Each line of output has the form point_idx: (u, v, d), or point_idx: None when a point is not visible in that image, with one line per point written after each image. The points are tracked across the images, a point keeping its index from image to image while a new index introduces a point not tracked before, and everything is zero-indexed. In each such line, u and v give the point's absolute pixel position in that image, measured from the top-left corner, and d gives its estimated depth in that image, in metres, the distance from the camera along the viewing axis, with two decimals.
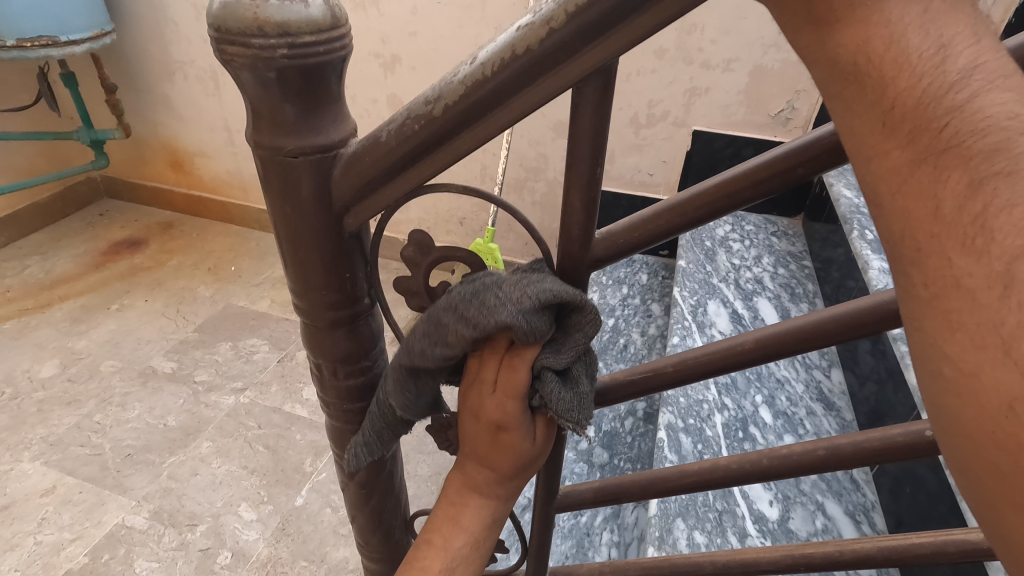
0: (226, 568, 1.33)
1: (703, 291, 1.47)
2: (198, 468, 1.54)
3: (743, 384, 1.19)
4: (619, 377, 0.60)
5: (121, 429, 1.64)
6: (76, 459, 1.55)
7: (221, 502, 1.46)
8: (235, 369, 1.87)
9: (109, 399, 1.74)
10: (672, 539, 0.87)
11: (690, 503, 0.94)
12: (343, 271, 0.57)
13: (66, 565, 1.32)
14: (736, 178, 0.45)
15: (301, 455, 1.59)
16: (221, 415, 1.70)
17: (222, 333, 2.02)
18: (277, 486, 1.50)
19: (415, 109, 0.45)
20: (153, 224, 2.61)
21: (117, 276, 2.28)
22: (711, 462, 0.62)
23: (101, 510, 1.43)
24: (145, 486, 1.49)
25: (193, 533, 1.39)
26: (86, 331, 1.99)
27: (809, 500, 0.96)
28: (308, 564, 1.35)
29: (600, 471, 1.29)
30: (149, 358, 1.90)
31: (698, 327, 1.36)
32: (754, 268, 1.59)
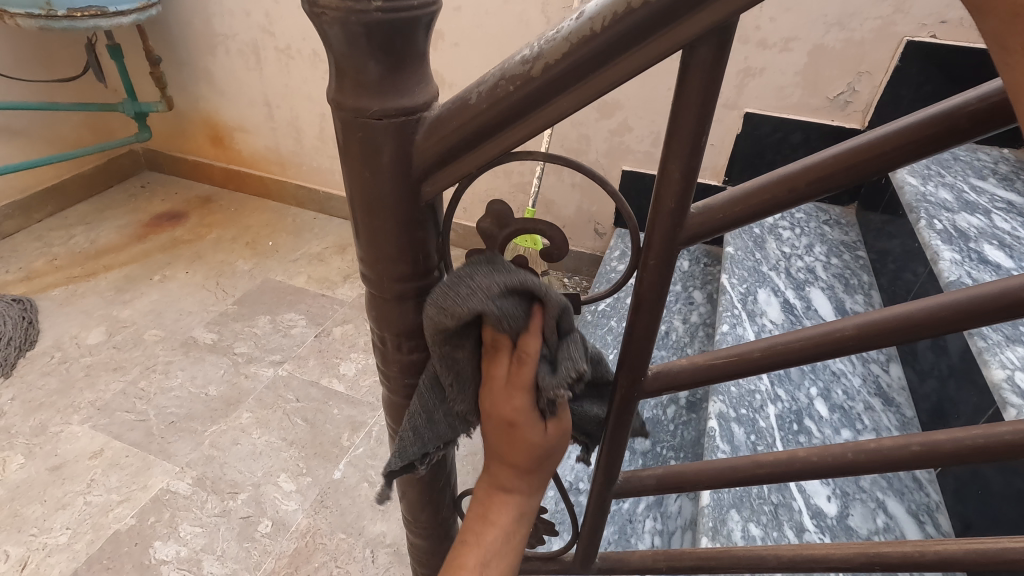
0: (266, 536, 1.35)
1: (753, 279, 1.43)
2: (239, 438, 1.56)
3: (797, 376, 1.15)
4: (698, 362, 0.56)
5: (165, 397, 1.68)
6: (122, 424, 1.59)
7: (261, 472, 1.48)
8: (274, 343, 1.89)
9: (153, 367, 1.77)
10: (727, 530, 0.85)
11: (744, 496, 0.91)
12: (417, 242, 0.56)
13: (114, 525, 1.35)
14: (855, 150, 0.40)
15: (338, 430, 1.60)
16: (260, 386, 1.73)
17: (261, 307, 2.04)
18: (316, 459, 1.52)
19: (510, 69, 0.43)
20: (193, 198, 2.65)
21: (159, 248, 2.32)
22: (788, 454, 0.59)
23: (147, 474, 1.46)
24: (188, 453, 1.52)
25: (234, 500, 1.41)
26: (130, 300, 2.03)
27: (869, 497, 0.93)
28: (346, 536, 1.35)
29: (642, 459, 1.26)
30: (190, 328, 1.93)
31: (748, 316, 1.32)
32: (805, 257, 1.53)
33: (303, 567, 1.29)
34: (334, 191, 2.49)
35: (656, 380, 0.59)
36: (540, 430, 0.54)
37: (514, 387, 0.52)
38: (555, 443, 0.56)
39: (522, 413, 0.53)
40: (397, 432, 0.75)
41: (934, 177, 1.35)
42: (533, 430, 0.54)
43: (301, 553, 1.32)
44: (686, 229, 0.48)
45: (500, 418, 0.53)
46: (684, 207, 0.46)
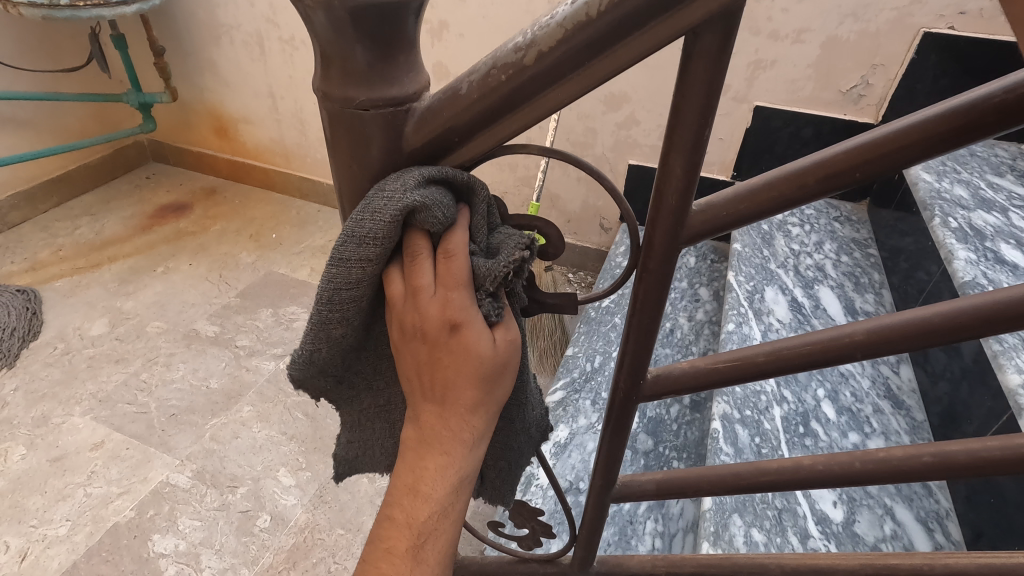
0: (265, 531, 1.34)
1: (760, 276, 1.40)
2: (239, 432, 1.56)
3: (804, 376, 1.12)
4: (699, 366, 0.54)
5: (166, 389, 1.67)
6: (124, 416, 1.59)
7: (261, 465, 1.48)
8: (276, 336, 1.88)
9: (155, 359, 1.77)
10: (728, 535, 0.83)
11: (747, 500, 0.89)
12: None
13: (113, 518, 1.35)
14: (869, 145, 0.38)
15: (339, 424, 1.59)
16: (261, 379, 1.72)
17: (263, 299, 2.03)
18: (316, 454, 1.51)
19: (503, 58, 0.41)
20: (198, 189, 2.64)
21: (163, 239, 2.31)
22: (792, 461, 0.57)
23: (147, 467, 1.46)
24: (188, 446, 1.52)
25: (234, 494, 1.41)
26: (133, 292, 2.03)
27: (876, 503, 0.90)
28: (345, 532, 1.35)
29: (644, 459, 1.24)
30: (193, 321, 1.92)
31: (755, 314, 1.29)
32: (815, 254, 1.50)
33: (301, 563, 1.28)
34: None
35: (657, 384, 0.57)
36: (485, 339, 0.50)
37: (450, 287, 0.48)
38: (501, 357, 0.51)
39: (468, 309, 0.49)
40: None
41: (950, 173, 1.31)
42: (476, 336, 0.49)
43: (300, 548, 1.31)
44: (689, 228, 0.45)
45: (436, 323, 0.48)
46: (686, 206, 0.44)
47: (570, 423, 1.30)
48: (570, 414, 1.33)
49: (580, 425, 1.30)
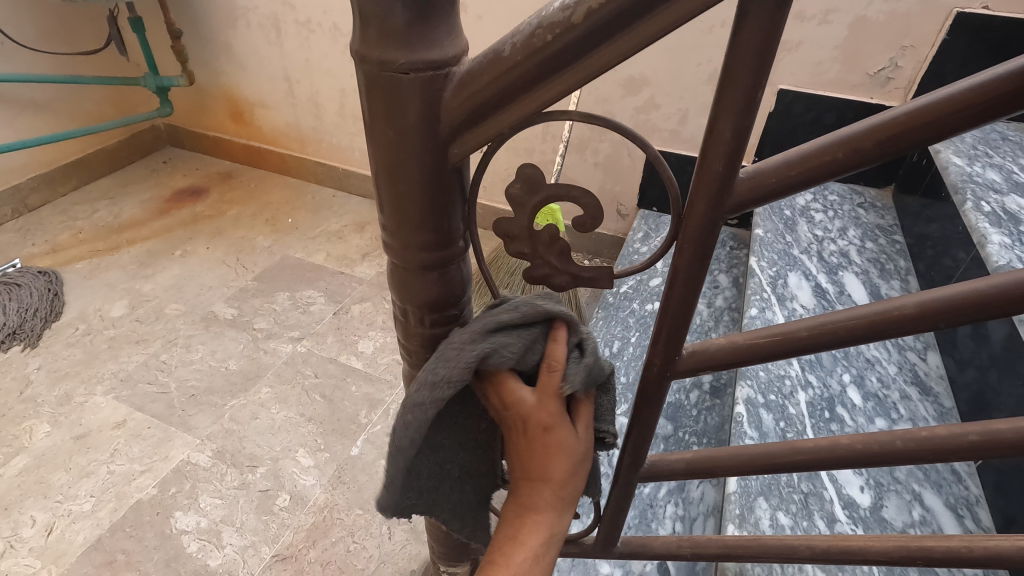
0: (285, 510, 1.35)
1: (783, 262, 1.38)
2: (258, 413, 1.57)
3: (829, 362, 1.11)
4: (737, 342, 0.53)
5: (186, 369, 1.69)
6: (144, 396, 1.61)
7: (279, 446, 1.49)
8: (293, 319, 1.89)
9: (175, 340, 1.79)
10: (754, 518, 0.82)
11: (773, 483, 0.88)
12: (442, 208, 0.53)
13: (136, 494, 1.37)
14: (929, 107, 0.37)
15: (356, 407, 1.60)
16: (279, 361, 1.73)
17: (280, 283, 2.04)
18: (334, 435, 1.52)
19: (549, 17, 0.40)
20: (214, 174, 2.65)
21: (181, 223, 2.33)
22: (830, 441, 0.56)
23: (168, 445, 1.48)
24: (208, 426, 1.53)
25: (253, 474, 1.42)
26: (152, 275, 2.05)
27: (904, 489, 0.89)
28: (363, 512, 1.35)
29: (664, 444, 1.23)
30: (211, 303, 1.94)
31: (778, 300, 1.27)
32: (839, 240, 1.47)
33: (320, 542, 1.29)
34: (353, 169, 2.48)
35: (692, 359, 0.56)
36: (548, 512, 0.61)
37: (544, 394, 0.57)
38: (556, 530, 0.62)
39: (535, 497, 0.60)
40: None
41: (981, 157, 1.28)
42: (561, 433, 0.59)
43: (319, 528, 1.32)
44: (734, 197, 0.44)
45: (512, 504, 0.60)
46: (733, 173, 0.43)
47: None
48: None
49: None
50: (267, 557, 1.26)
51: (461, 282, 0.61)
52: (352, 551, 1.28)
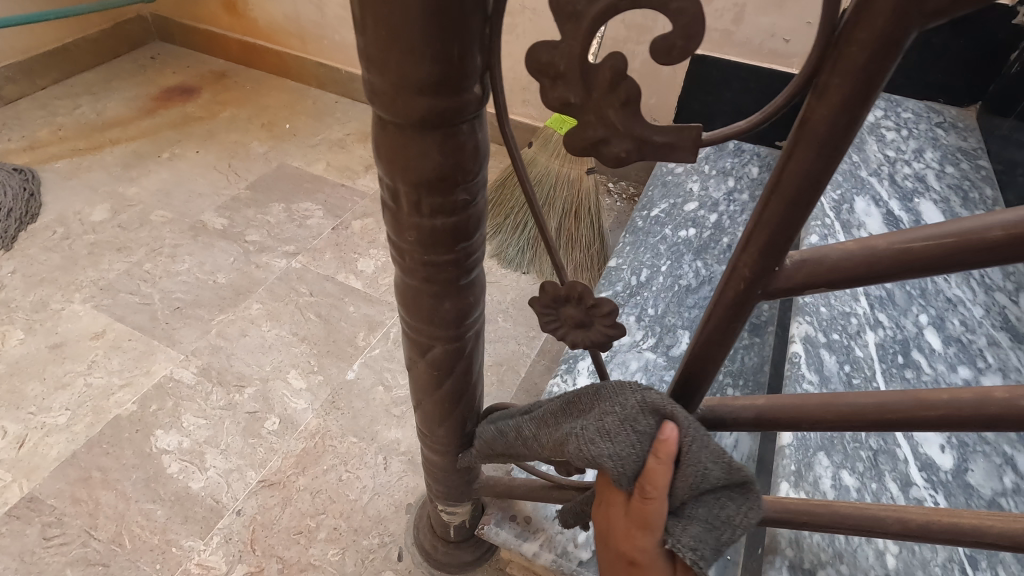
0: (274, 434, 1.25)
1: (849, 184, 1.17)
2: (247, 330, 1.45)
3: (903, 300, 0.94)
4: (876, 249, 0.36)
5: (172, 281, 1.56)
6: (126, 306, 1.48)
7: (270, 366, 1.37)
8: (288, 233, 1.73)
9: (160, 249, 1.64)
10: (814, 477, 0.69)
11: (836, 436, 0.74)
12: (452, 27, 0.36)
13: (115, 410, 1.26)
14: None
15: (353, 328, 1.47)
16: (272, 277, 1.59)
17: (275, 193, 1.86)
18: (329, 357, 1.40)
19: None
20: (206, 73, 2.42)
21: (169, 123, 2.12)
22: (975, 394, 0.41)
23: (150, 360, 1.37)
24: (194, 341, 1.41)
25: (241, 394, 1.31)
26: (137, 178, 1.88)
27: (993, 451, 0.74)
28: (358, 440, 1.25)
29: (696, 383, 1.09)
30: (200, 211, 1.78)
31: (843, 228, 1.08)
32: (914, 163, 1.26)
33: (311, 469, 1.19)
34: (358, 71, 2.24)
35: (803, 272, 0.39)
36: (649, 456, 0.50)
37: None
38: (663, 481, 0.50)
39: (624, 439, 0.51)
40: (412, 329, 0.59)
41: None
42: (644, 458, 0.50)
43: (310, 454, 1.22)
44: None
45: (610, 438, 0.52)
46: None
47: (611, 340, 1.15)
48: None
49: (622, 342, 1.15)
50: (254, 482, 1.17)
51: (475, 156, 0.44)
52: (345, 481, 1.18)
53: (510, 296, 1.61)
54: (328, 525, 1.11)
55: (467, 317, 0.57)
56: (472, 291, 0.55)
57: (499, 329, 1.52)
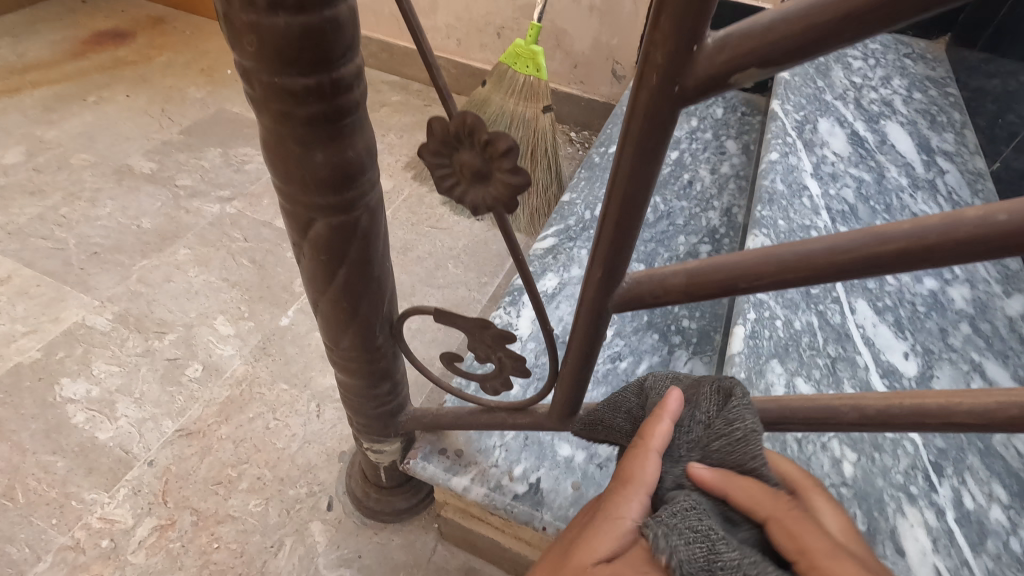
0: (195, 381, 1.14)
1: (813, 107, 1.10)
2: (172, 275, 1.32)
3: (867, 214, 0.87)
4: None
5: (90, 226, 1.42)
6: (36, 252, 1.34)
7: (195, 312, 1.26)
8: (223, 178, 1.60)
9: (78, 193, 1.50)
10: (765, 384, 0.62)
11: (791, 344, 0.67)
12: None
13: (15, 358, 1.14)
14: None
15: (290, 274, 1.36)
16: (203, 222, 1.46)
17: (212, 139, 1.73)
18: (261, 303, 1.29)
19: None
20: (142, 17, 2.24)
21: (98, 67, 1.96)
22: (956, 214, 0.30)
23: (60, 306, 1.24)
24: (111, 287, 1.29)
25: (161, 341, 1.20)
26: (57, 121, 1.72)
27: (960, 359, 0.68)
28: (289, 387, 1.15)
29: (650, 315, 1.01)
30: (126, 156, 1.63)
31: (805, 145, 1.00)
32: (881, 89, 1.19)
33: (235, 418, 1.09)
34: None
35: (725, 54, 0.30)
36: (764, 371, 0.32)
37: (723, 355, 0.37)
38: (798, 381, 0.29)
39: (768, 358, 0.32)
40: (286, 198, 0.49)
41: None
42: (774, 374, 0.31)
43: (235, 402, 1.11)
44: None
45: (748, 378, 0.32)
46: None
47: (560, 273, 1.07)
48: (563, 262, 1.09)
49: (572, 275, 1.06)
50: (170, 432, 1.06)
51: None
52: (273, 429, 1.08)
53: (462, 243, 1.51)
54: (252, 474, 1.01)
55: (348, 179, 0.48)
56: (352, 144, 0.46)
57: (449, 276, 1.42)
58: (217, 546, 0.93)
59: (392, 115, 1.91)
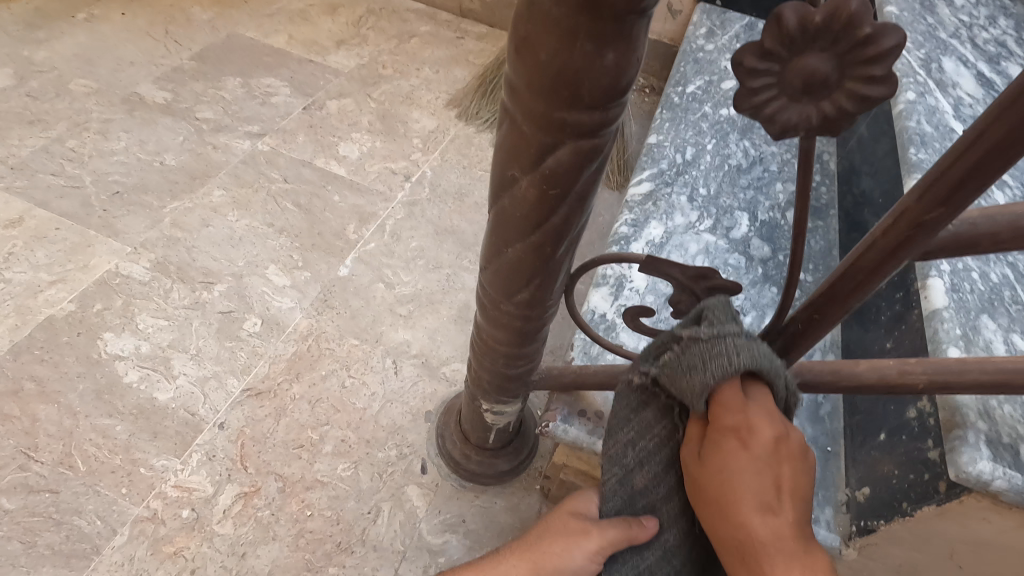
0: (256, 337, 1.03)
1: (932, 45, 1.02)
2: (210, 220, 1.19)
3: (1021, 161, 0.81)
4: None
5: (105, 161, 1.26)
6: (48, 190, 1.18)
7: (243, 261, 1.13)
8: (248, 111, 1.43)
9: (86, 124, 1.32)
10: (987, 341, 0.57)
11: (994, 298, 0.62)
12: None
13: (47, 310, 1.01)
14: None
15: (341, 220, 1.23)
16: (235, 160, 1.31)
17: (228, 66, 1.53)
18: (315, 252, 1.17)
19: None
20: None
21: None
22: None
23: (87, 253, 1.10)
24: (142, 232, 1.15)
25: (209, 292, 1.08)
26: (46, 40, 1.50)
27: None
28: (360, 343, 1.05)
29: (764, 267, 0.95)
30: (134, 83, 1.44)
31: (938, 86, 0.94)
32: (992, 29, 1.11)
33: (306, 376, 0.99)
34: None
35: None
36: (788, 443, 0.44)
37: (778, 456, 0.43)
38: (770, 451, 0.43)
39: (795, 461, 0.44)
40: (534, 117, 0.40)
41: None
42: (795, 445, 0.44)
43: (304, 359, 1.02)
44: None
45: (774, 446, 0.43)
46: None
47: (663, 221, 0.99)
48: (664, 210, 1.00)
49: (676, 224, 0.99)
50: (237, 392, 0.96)
51: None
52: (350, 388, 0.99)
53: None
54: (335, 436, 0.93)
55: (622, 94, 0.38)
56: (643, 47, 0.37)
57: None
58: (310, 513, 0.86)
59: (423, 47, 1.71)
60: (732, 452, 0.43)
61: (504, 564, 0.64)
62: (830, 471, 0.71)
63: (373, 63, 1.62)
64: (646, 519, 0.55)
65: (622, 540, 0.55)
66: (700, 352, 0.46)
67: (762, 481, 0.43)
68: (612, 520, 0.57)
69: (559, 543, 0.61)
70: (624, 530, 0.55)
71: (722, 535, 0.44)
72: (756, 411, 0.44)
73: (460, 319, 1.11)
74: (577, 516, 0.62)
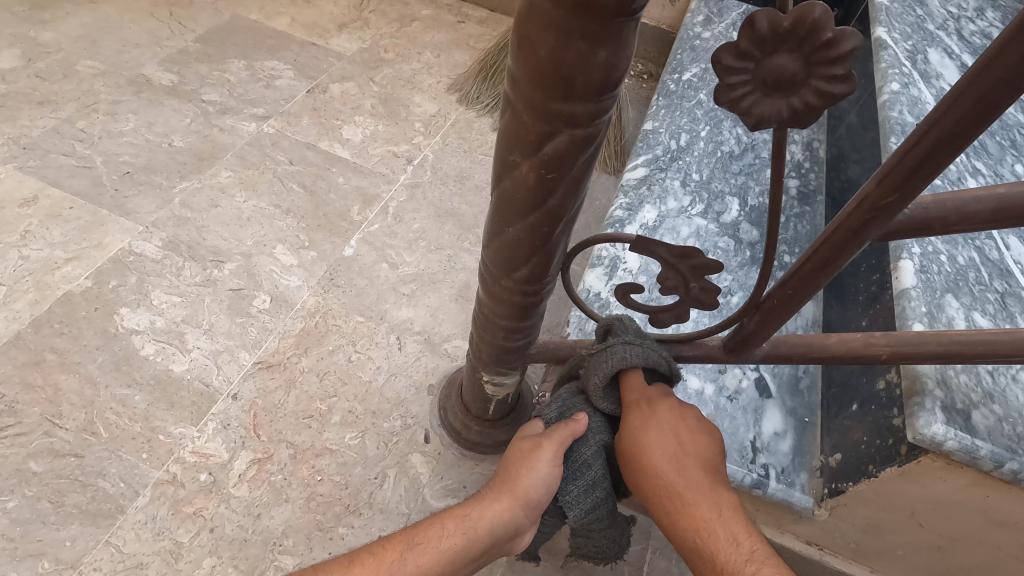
0: (265, 313, 1.08)
1: (919, 36, 1.06)
2: (218, 200, 1.22)
3: (996, 150, 0.86)
4: None
5: (114, 142, 1.29)
6: (61, 170, 1.22)
7: (251, 241, 1.17)
8: (253, 94, 1.45)
9: (94, 105, 1.35)
10: (949, 318, 0.62)
11: (958, 278, 0.67)
12: None
13: (64, 286, 1.05)
14: None
15: (346, 202, 1.27)
16: (241, 142, 1.34)
17: (232, 49, 1.55)
18: (320, 232, 1.21)
19: None
20: None
21: None
22: None
23: (100, 231, 1.14)
24: (153, 211, 1.18)
25: (220, 270, 1.12)
26: (51, 21, 1.52)
27: None
28: (365, 320, 1.10)
29: (752, 250, 1.00)
30: (140, 65, 1.46)
31: (922, 77, 0.98)
32: (979, 20, 1.14)
33: (314, 350, 1.04)
34: None
35: None
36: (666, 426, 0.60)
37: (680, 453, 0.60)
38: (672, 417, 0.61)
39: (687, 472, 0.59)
40: (534, 107, 0.44)
41: None
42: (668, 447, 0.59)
43: (312, 334, 1.06)
44: None
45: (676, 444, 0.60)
46: None
47: (657, 205, 1.03)
48: (657, 194, 1.05)
49: (669, 208, 1.03)
50: (248, 364, 1.01)
51: None
52: (355, 362, 1.04)
53: None
54: (342, 407, 0.99)
55: (614, 87, 0.42)
56: (632, 45, 0.41)
57: None
58: (320, 478, 0.91)
59: (424, 31, 1.72)
60: (645, 423, 0.60)
61: (484, 502, 0.64)
62: (806, 439, 0.76)
63: (375, 46, 1.65)
64: (577, 416, 0.65)
65: (568, 437, 0.63)
66: (620, 352, 0.62)
67: (670, 437, 0.60)
68: (552, 427, 0.65)
69: (520, 464, 0.64)
70: (570, 430, 0.64)
71: (647, 490, 0.59)
72: (654, 391, 0.62)
73: (460, 297, 1.15)
74: (526, 436, 0.66)
